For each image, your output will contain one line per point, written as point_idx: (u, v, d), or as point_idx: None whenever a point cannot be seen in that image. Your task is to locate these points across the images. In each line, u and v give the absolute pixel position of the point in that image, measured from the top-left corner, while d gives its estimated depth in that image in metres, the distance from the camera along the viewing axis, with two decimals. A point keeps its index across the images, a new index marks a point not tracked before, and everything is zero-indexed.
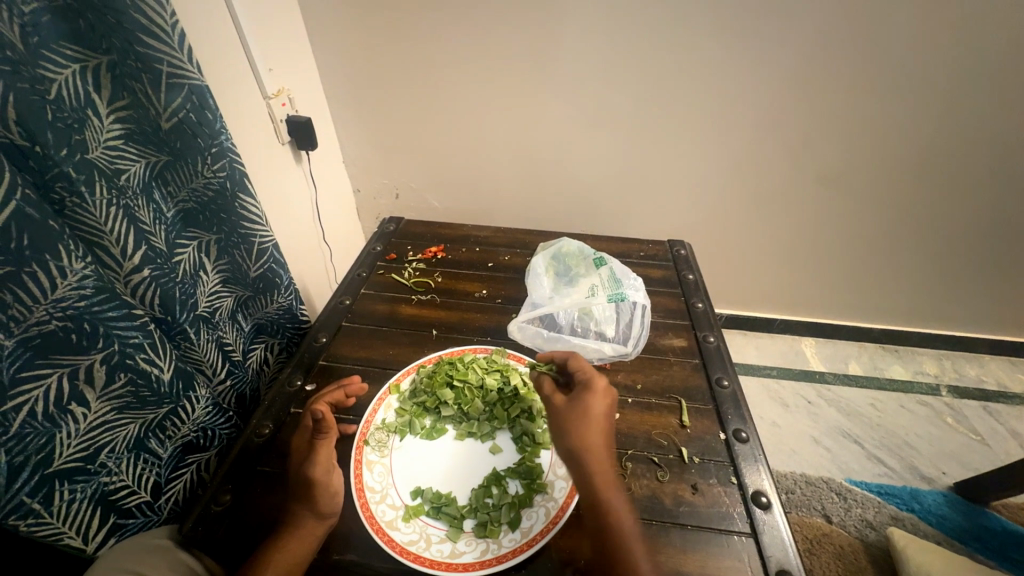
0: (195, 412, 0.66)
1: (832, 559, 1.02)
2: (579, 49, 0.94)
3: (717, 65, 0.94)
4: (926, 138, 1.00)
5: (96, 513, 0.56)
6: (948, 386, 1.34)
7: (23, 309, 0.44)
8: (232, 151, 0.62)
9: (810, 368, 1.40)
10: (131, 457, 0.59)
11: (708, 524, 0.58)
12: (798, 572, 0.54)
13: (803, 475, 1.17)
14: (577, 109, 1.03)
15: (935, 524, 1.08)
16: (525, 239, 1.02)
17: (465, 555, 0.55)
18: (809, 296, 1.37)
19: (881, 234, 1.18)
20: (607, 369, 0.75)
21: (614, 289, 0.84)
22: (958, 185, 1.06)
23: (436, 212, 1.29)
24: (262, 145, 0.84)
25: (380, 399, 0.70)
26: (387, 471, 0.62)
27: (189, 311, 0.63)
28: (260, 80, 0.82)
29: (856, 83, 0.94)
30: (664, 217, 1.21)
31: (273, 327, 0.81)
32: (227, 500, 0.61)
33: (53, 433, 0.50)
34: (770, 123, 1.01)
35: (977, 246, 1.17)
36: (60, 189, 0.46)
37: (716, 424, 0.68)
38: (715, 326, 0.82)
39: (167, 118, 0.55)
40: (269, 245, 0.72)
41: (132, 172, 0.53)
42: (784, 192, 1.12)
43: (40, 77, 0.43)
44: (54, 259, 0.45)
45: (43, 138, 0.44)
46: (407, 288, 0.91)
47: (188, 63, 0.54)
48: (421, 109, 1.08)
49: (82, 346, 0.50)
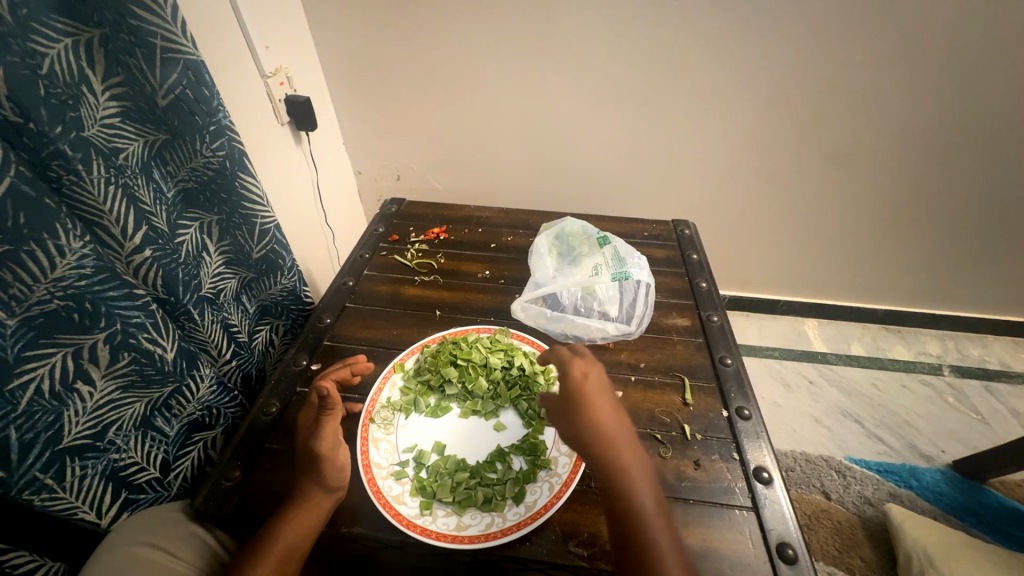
0: (200, 391, 0.67)
1: (829, 535, 1.04)
2: (584, 22, 0.92)
3: (725, 38, 0.91)
4: (937, 114, 0.97)
5: (107, 488, 0.57)
6: (951, 366, 1.35)
7: (23, 288, 0.44)
8: (230, 129, 0.61)
9: (812, 349, 1.41)
10: (139, 434, 0.60)
11: (710, 499, 0.58)
12: (798, 545, 0.55)
13: (803, 453, 1.18)
14: (582, 86, 1.01)
15: (932, 500, 1.09)
16: (528, 220, 1.02)
17: (471, 528, 0.56)
18: (813, 276, 1.36)
19: (887, 213, 1.16)
20: (610, 349, 0.75)
21: (618, 267, 0.83)
22: (968, 163, 1.04)
23: (438, 193, 1.28)
24: (261, 126, 0.83)
25: (386, 377, 0.70)
26: (392, 448, 0.63)
27: (192, 292, 0.63)
28: (257, 58, 0.80)
29: (870, 56, 0.91)
30: (668, 197, 1.20)
31: (277, 308, 0.81)
32: (236, 476, 0.62)
33: (61, 411, 0.50)
34: (775, 102, 0.99)
35: (982, 225, 1.16)
36: (56, 167, 0.46)
37: (719, 402, 0.68)
38: (720, 306, 0.82)
39: (162, 95, 0.54)
40: (271, 226, 0.71)
41: (128, 151, 0.53)
42: (789, 171, 1.11)
43: (31, 51, 0.42)
44: (52, 238, 0.45)
45: (37, 115, 0.43)
46: (410, 269, 0.90)
47: (183, 36, 0.52)
48: (422, 88, 1.06)
49: (84, 326, 0.50)
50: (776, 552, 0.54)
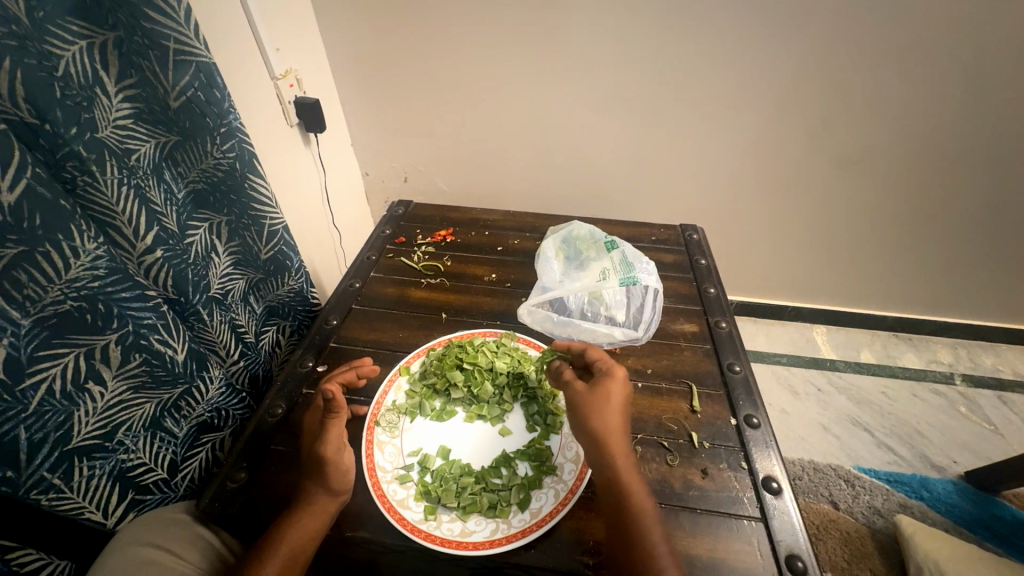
0: (209, 393, 0.67)
1: (838, 546, 1.03)
2: (593, 25, 0.91)
3: (735, 43, 0.91)
4: (949, 120, 0.96)
5: (114, 488, 0.58)
6: (963, 375, 1.33)
7: (38, 288, 0.44)
8: (240, 131, 0.61)
9: (821, 356, 1.39)
10: (148, 435, 0.60)
11: (718, 509, 0.58)
12: (807, 557, 0.54)
13: (811, 462, 1.17)
14: (591, 89, 1.00)
15: (943, 512, 1.07)
16: (535, 223, 1.01)
17: (476, 534, 0.56)
18: (822, 282, 1.35)
19: (899, 219, 1.15)
20: (617, 354, 0.75)
21: (625, 273, 0.82)
22: (982, 169, 1.03)
23: (445, 195, 1.28)
24: (271, 127, 0.84)
25: (391, 380, 0.70)
26: (397, 452, 0.63)
27: (201, 293, 0.63)
28: (267, 60, 0.81)
29: (883, 61, 0.90)
30: (675, 201, 1.20)
31: (284, 310, 0.81)
32: (242, 478, 0.62)
33: (72, 411, 0.50)
34: (785, 107, 0.99)
35: (996, 232, 1.14)
36: (70, 168, 0.46)
37: (727, 410, 0.68)
38: (728, 312, 0.81)
39: (175, 97, 0.54)
40: (280, 227, 0.72)
41: (141, 153, 0.53)
42: (799, 176, 1.10)
43: (47, 53, 0.43)
44: (67, 239, 0.45)
45: (53, 117, 0.43)
46: (416, 271, 0.90)
47: (195, 39, 0.53)
48: (431, 91, 1.06)
49: (97, 326, 0.51)
50: (785, 564, 0.53)
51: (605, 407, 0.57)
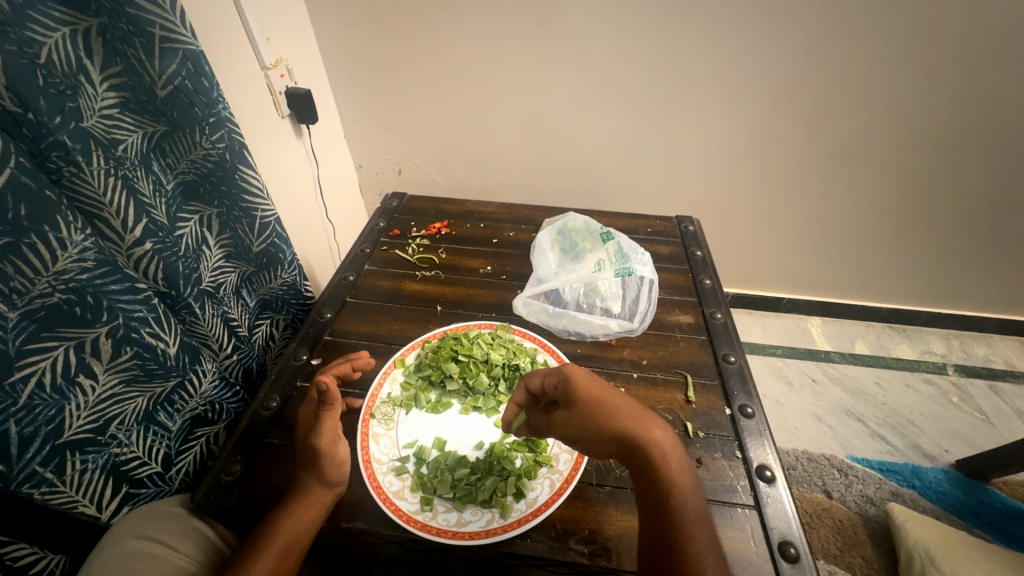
0: (202, 386, 0.67)
1: (831, 533, 1.04)
2: (589, 14, 0.90)
3: (730, 33, 0.90)
4: (944, 110, 0.96)
5: (108, 482, 0.57)
6: (955, 365, 1.34)
7: (25, 281, 0.44)
8: (230, 121, 0.60)
9: (815, 348, 1.40)
10: (141, 428, 0.59)
11: (712, 497, 0.58)
12: (800, 543, 0.54)
13: (805, 452, 1.17)
14: (586, 79, 1.00)
15: (934, 499, 1.09)
16: (530, 215, 1.01)
17: (472, 525, 0.56)
18: (816, 274, 1.35)
19: (893, 210, 1.15)
20: (613, 346, 0.75)
21: (621, 263, 0.84)
22: (976, 160, 1.03)
23: (440, 187, 1.27)
24: (261, 118, 0.83)
25: (386, 373, 0.70)
26: (392, 444, 0.63)
27: (193, 285, 0.62)
28: (257, 49, 0.79)
29: (878, 52, 0.90)
30: (671, 193, 1.19)
31: (278, 303, 0.81)
32: (236, 470, 0.61)
33: (63, 405, 0.50)
34: (780, 98, 0.98)
35: (989, 223, 1.15)
36: (56, 158, 0.45)
37: (722, 400, 0.68)
38: (723, 303, 0.81)
39: (162, 86, 0.53)
40: (271, 219, 0.71)
41: (128, 143, 0.52)
42: (793, 167, 1.10)
43: (29, 40, 0.42)
44: (53, 230, 0.44)
45: (36, 105, 0.43)
46: (411, 264, 0.90)
47: (181, 26, 0.52)
48: (424, 82, 1.05)
49: (87, 320, 0.50)
50: (778, 551, 0.54)
51: (599, 417, 0.53)
